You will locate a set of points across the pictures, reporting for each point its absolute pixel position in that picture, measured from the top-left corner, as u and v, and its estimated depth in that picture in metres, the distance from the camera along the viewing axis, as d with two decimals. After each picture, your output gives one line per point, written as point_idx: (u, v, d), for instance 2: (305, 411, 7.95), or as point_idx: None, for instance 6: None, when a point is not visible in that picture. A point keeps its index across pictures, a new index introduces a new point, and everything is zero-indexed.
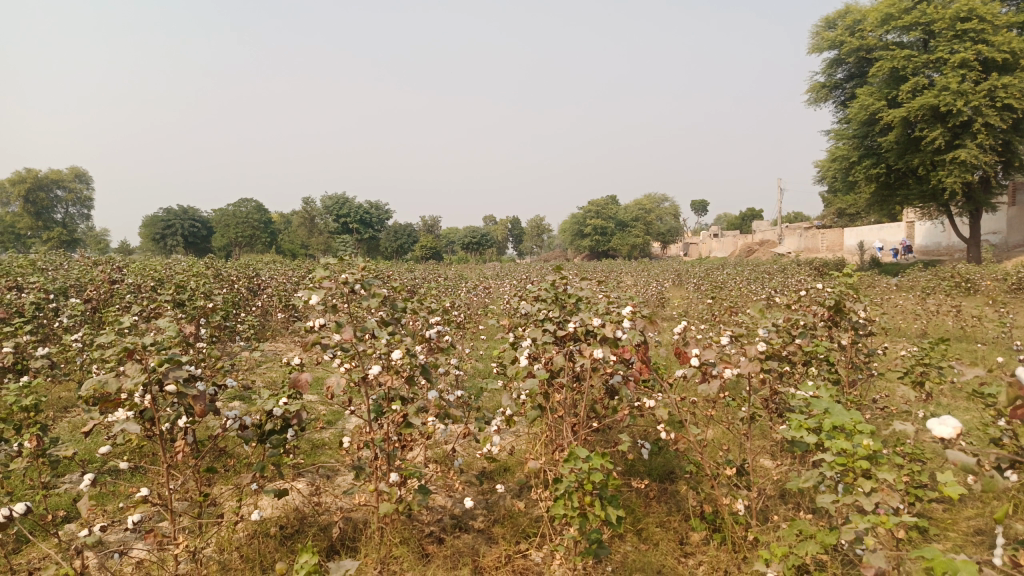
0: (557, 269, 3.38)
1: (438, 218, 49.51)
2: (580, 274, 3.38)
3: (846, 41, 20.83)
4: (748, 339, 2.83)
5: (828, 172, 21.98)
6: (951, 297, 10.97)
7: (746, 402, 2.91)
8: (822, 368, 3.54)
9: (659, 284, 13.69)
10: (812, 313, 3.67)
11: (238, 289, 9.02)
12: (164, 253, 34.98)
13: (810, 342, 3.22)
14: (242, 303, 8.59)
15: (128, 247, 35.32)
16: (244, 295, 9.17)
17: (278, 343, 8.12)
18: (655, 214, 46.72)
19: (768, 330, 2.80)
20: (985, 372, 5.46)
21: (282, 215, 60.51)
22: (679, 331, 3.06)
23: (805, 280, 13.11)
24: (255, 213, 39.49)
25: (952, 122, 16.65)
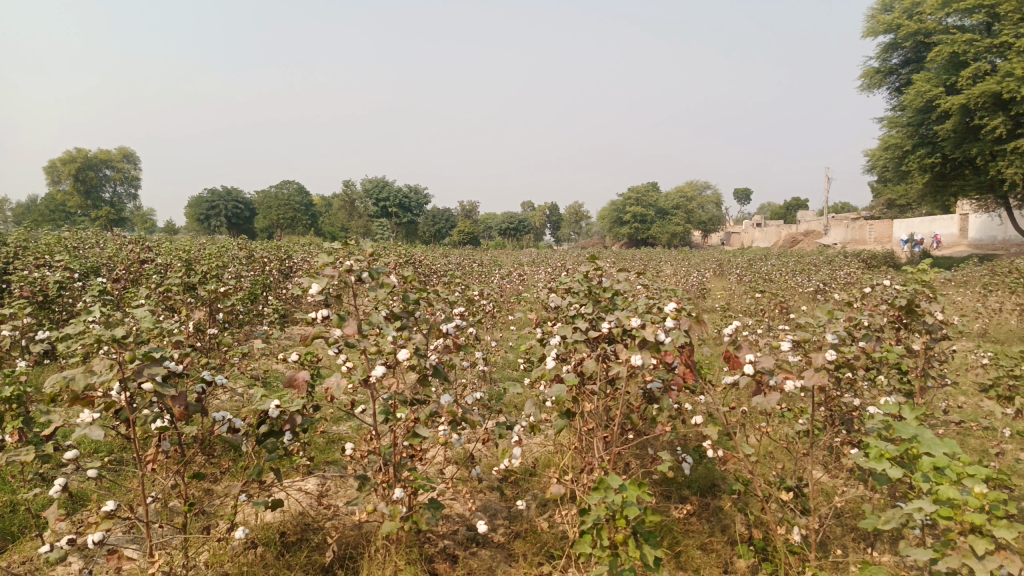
0: (591, 258, 3.03)
1: (477, 203, 49.28)
2: (616, 266, 3.05)
3: (902, 25, 19.86)
4: (813, 345, 2.44)
5: (878, 161, 21.05)
6: (1013, 295, 10.30)
7: (808, 416, 2.53)
8: (891, 378, 3.13)
9: (701, 275, 13.23)
10: (881, 313, 3.26)
11: (268, 271, 8.84)
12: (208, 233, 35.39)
13: (880, 349, 2.83)
14: (271, 285, 8.41)
15: (172, 227, 35.85)
16: (275, 278, 8.99)
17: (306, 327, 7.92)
18: (697, 203, 45.81)
19: (837, 334, 2.41)
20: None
21: (323, 198, 60.91)
22: (730, 332, 2.70)
23: (856, 274, 12.54)
24: (296, 195, 39.69)
25: (1015, 110, 15.73)
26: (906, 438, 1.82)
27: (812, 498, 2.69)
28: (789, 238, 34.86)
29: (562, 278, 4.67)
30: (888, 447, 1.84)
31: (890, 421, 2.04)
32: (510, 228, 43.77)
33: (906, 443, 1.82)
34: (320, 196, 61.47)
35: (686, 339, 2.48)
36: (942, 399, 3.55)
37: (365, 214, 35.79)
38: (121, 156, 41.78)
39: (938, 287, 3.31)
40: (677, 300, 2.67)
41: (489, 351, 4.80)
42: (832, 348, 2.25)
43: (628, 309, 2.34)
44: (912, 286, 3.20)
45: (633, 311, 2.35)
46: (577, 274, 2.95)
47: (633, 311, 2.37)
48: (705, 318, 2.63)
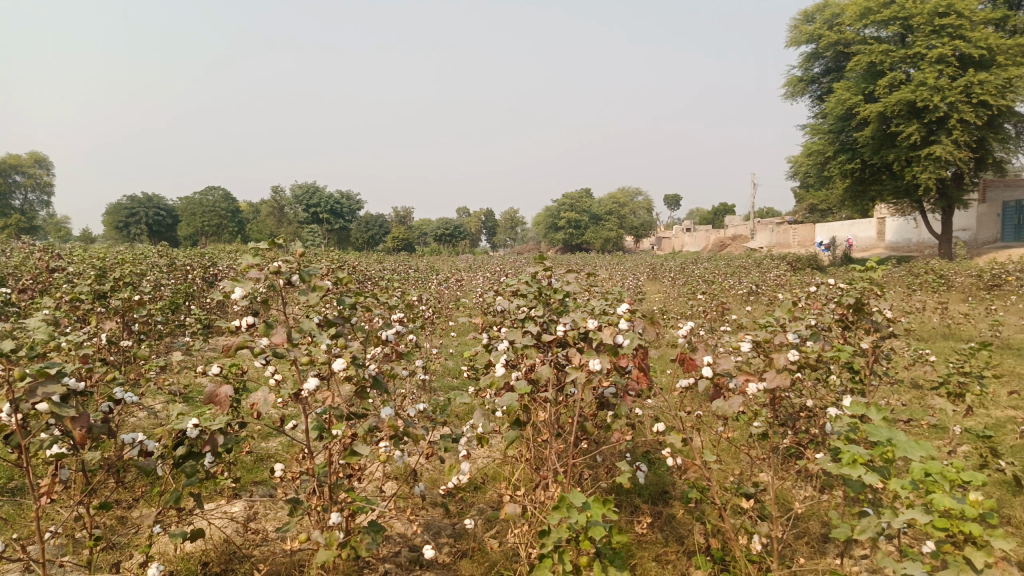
0: (539, 259, 2.88)
1: (411, 209, 48.76)
2: (565, 268, 2.91)
3: (823, 35, 20.54)
4: (772, 346, 2.34)
5: (802, 167, 21.70)
6: (933, 295, 10.66)
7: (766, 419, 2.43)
8: (843, 377, 3.08)
9: (636, 278, 13.31)
10: (830, 312, 3.22)
11: (192, 280, 8.40)
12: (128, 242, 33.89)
13: (836, 349, 2.75)
14: (194, 294, 7.98)
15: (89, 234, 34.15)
16: (199, 286, 8.55)
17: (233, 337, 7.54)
18: (629, 208, 46.49)
19: (798, 334, 2.32)
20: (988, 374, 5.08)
21: (251, 205, 59.25)
22: (685, 333, 2.59)
23: (785, 276, 12.82)
24: (223, 202, 38.43)
25: (928, 117, 16.44)
26: (881, 443, 1.71)
27: (771, 504, 2.60)
28: (717, 241, 35.68)
29: (503, 282, 4.51)
30: (862, 452, 1.73)
31: (859, 425, 1.94)
32: (445, 234, 43.41)
33: (881, 448, 1.72)
34: (249, 203, 59.86)
35: (643, 341, 2.35)
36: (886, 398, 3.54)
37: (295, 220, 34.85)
38: (33, 161, 39.57)
39: (885, 285, 3.30)
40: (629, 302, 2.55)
41: (428, 358, 4.60)
42: (794, 349, 2.15)
43: (583, 311, 2.19)
44: (861, 284, 3.19)
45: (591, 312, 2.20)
46: (523, 276, 2.81)
47: (590, 313, 2.22)
48: (660, 319, 2.51)
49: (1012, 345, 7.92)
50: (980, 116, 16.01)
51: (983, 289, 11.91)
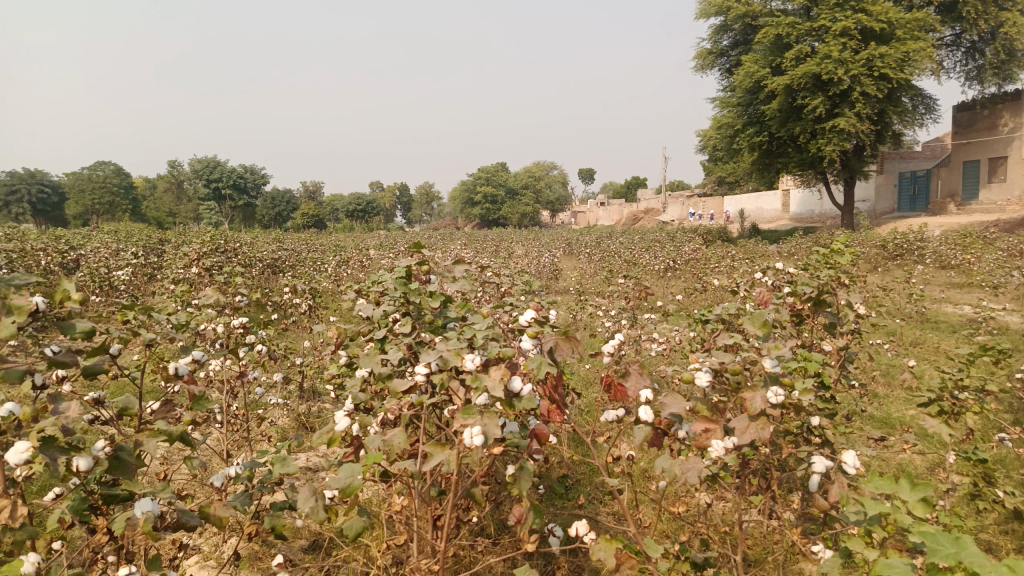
0: (416, 249, 2.09)
1: (321, 184, 46.84)
2: (451, 261, 2.14)
3: (731, 8, 20.12)
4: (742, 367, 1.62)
5: (711, 140, 21.49)
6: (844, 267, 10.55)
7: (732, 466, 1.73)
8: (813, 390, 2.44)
9: (551, 254, 12.74)
10: (790, 304, 2.62)
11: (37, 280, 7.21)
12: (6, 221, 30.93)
13: (809, 356, 2.11)
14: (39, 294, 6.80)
15: None
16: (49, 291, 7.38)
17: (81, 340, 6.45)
18: (546, 182, 46.12)
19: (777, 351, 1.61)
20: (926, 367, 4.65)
21: (147, 182, 55.62)
22: (612, 353, 1.86)
23: (698, 249, 12.51)
24: (113, 178, 35.54)
25: (832, 90, 16.41)
26: (940, 564, 1.06)
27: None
28: (630, 215, 35.69)
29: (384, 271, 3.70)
30: (908, 572, 1.06)
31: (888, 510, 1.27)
32: (356, 210, 41.73)
33: (937, 569, 1.07)
34: (145, 180, 56.39)
35: (550, 373, 1.61)
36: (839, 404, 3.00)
37: (196, 196, 32.52)
38: None
39: (852, 273, 2.72)
40: (536, 311, 1.82)
41: (299, 365, 3.79)
42: (775, 387, 1.45)
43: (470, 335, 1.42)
44: (829, 270, 2.60)
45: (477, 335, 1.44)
46: (391, 272, 2.03)
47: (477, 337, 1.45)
48: (575, 332, 1.78)
49: (929, 319, 7.77)
50: (881, 89, 16.11)
51: (886, 260, 11.94)
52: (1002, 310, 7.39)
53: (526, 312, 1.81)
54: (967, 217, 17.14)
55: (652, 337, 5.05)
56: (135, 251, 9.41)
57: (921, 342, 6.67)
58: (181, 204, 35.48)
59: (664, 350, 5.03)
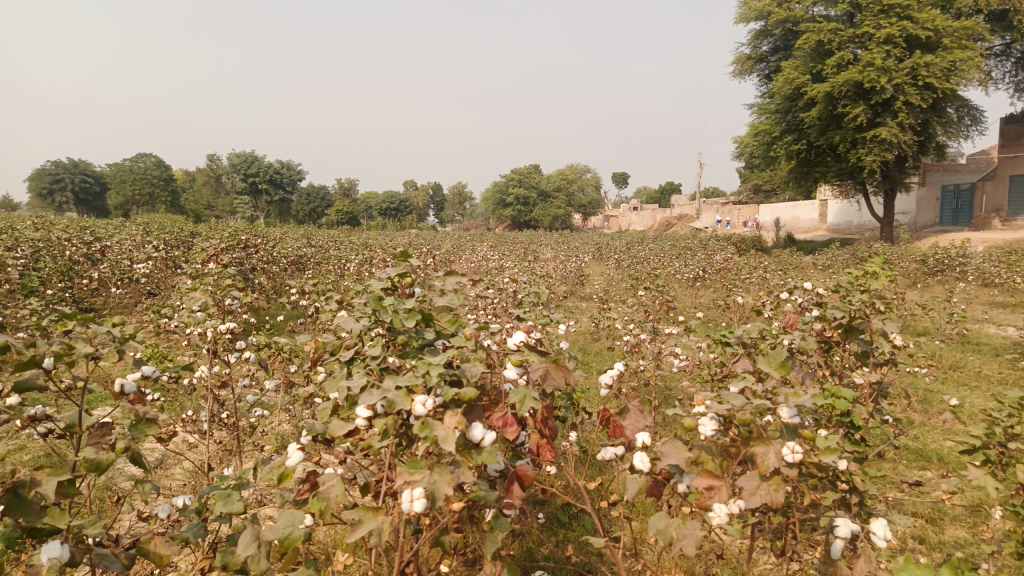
0: (399, 262, 1.90)
1: (356, 181, 47.09)
2: (440, 276, 1.96)
3: (772, 12, 19.64)
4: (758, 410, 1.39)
5: (748, 146, 21.02)
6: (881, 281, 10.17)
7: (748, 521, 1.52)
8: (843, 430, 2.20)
9: (579, 259, 12.50)
10: (819, 329, 2.38)
11: (55, 273, 7.16)
12: (49, 211, 31.51)
13: (837, 394, 1.87)
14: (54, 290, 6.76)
15: (9, 203, 31.65)
16: (68, 284, 7.33)
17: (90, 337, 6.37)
18: (579, 185, 45.77)
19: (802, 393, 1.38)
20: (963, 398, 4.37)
21: (186, 174, 56.47)
22: (608, 387, 1.65)
23: (731, 259, 12.17)
24: (153, 170, 36.01)
25: (874, 99, 15.92)
26: None
27: None
28: (663, 221, 35.24)
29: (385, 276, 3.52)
30: None
31: None
32: (388, 208, 41.80)
33: None
34: (184, 173, 57.23)
35: (529, 409, 1.42)
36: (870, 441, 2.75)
37: (233, 189, 32.79)
38: None
39: (888, 298, 2.47)
40: (525, 336, 1.63)
41: (299, 370, 3.64)
42: (792, 442, 1.23)
43: (431, 370, 1.23)
44: (861, 297, 2.35)
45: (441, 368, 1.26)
46: (374, 284, 1.84)
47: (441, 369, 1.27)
48: (568, 360, 1.59)
49: (971, 341, 7.40)
50: (925, 99, 15.59)
51: (926, 276, 11.50)
52: None
53: (514, 336, 1.63)
54: (1013, 233, 16.51)
55: (673, 352, 4.82)
56: (158, 243, 9.36)
57: (961, 365, 6.33)
58: (217, 197, 35.83)
59: (685, 366, 4.80)
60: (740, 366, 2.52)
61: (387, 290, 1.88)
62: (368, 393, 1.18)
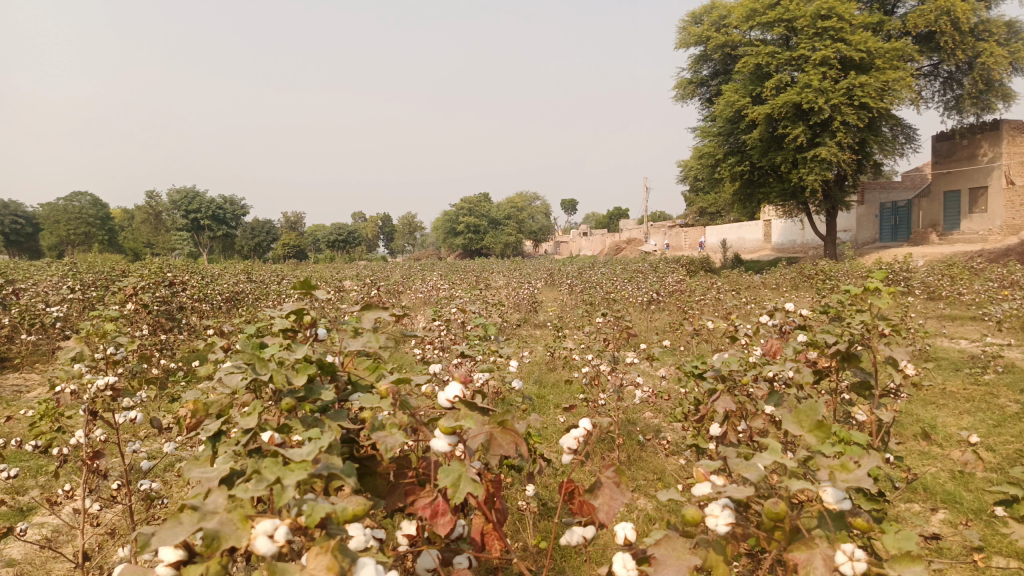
0: (301, 304, 1.46)
1: (303, 214, 46.17)
2: (357, 319, 1.54)
3: (711, 38, 19.81)
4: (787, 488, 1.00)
5: (693, 169, 21.10)
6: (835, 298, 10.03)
7: None
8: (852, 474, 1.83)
9: (532, 286, 12.12)
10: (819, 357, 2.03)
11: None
12: None
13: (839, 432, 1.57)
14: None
15: None
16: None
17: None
18: (529, 212, 45.64)
19: (844, 468, 1.00)
20: (937, 428, 4.10)
21: (125, 212, 54.58)
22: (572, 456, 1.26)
23: (684, 281, 11.95)
24: (90, 208, 34.46)
25: (813, 120, 16.10)
26: None
27: None
28: (613, 245, 35.28)
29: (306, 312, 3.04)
30: None
31: None
32: (336, 240, 40.92)
33: None
34: (123, 212, 55.38)
35: (451, 493, 1.04)
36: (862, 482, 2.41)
37: (174, 225, 31.59)
38: None
39: (893, 320, 2.12)
40: (464, 392, 1.24)
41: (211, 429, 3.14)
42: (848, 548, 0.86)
43: (284, 480, 0.92)
44: (864, 318, 2.00)
45: (306, 473, 0.95)
46: (269, 325, 1.42)
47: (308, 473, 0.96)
48: (517, 421, 1.20)
49: (931, 356, 7.21)
50: (861, 118, 15.82)
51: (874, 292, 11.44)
52: (1008, 348, 6.87)
53: (447, 390, 1.22)
54: (951, 246, 16.83)
55: (635, 382, 4.43)
56: (75, 282, 8.60)
57: (926, 383, 6.10)
58: (157, 234, 34.53)
59: (647, 396, 4.43)
60: (720, 404, 2.15)
61: (287, 332, 1.46)
62: (176, 525, 0.83)
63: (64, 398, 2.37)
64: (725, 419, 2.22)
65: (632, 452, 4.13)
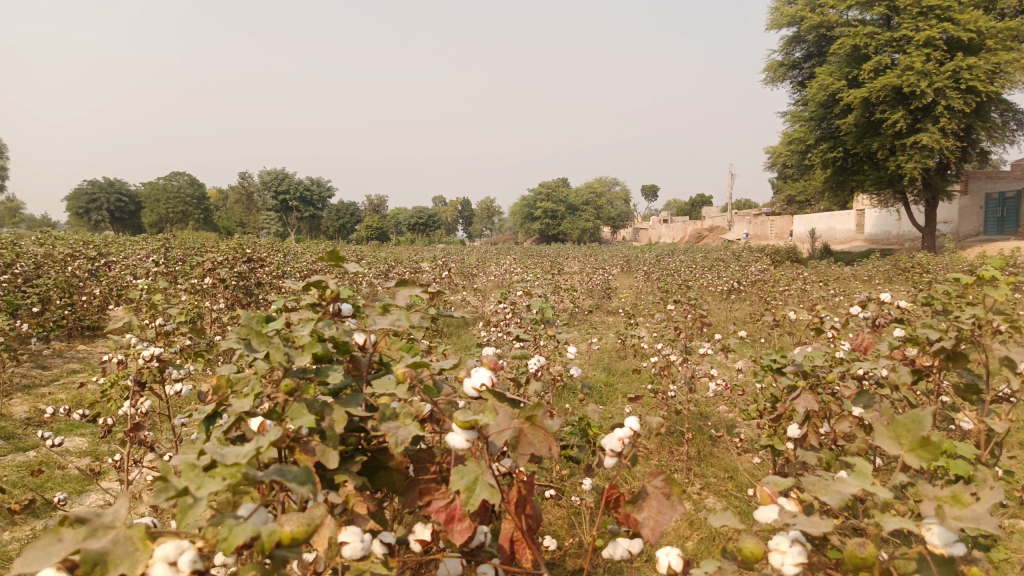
0: (322, 276, 1.34)
1: (385, 196, 47.00)
2: (388, 297, 1.41)
3: (804, 18, 18.82)
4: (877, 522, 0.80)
5: (781, 156, 20.20)
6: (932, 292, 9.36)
7: None
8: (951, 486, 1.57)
9: (606, 272, 11.85)
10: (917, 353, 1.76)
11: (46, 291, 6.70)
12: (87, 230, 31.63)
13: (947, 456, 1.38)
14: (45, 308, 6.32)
15: (47, 222, 31.76)
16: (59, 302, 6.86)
17: (76, 362, 5.88)
18: (608, 198, 45.01)
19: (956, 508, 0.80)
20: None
21: (219, 193, 56.89)
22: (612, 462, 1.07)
23: (767, 271, 11.41)
24: (187, 188, 35.98)
25: (914, 104, 15.08)
26: None
27: None
28: (694, 233, 34.40)
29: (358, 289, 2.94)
30: None
31: None
32: (416, 223, 41.43)
33: None
34: (216, 192, 57.76)
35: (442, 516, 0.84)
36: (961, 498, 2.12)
37: (263, 205, 32.62)
38: None
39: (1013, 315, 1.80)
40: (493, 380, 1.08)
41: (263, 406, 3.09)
42: None
43: (193, 496, 0.72)
44: (974, 312, 1.71)
45: (229, 484, 0.76)
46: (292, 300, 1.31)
47: (238, 482, 0.78)
48: (548, 417, 1.05)
49: None
50: (968, 103, 14.72)
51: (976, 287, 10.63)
52: None
53: (473, 377, 1.07)
54: None
55: (708, 374, 4.16)
56: (161, 256, 8.88)
57: None
58: (248, 214, 35.80)
59: (720, 390, 4.16)
60: (801, 403, 1.94)
61: (313, 309, 1.35)
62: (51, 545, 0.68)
63: (112, 368, 2.36)
64: (805, 420, 1.98)
65: (702, 447, 3.88)
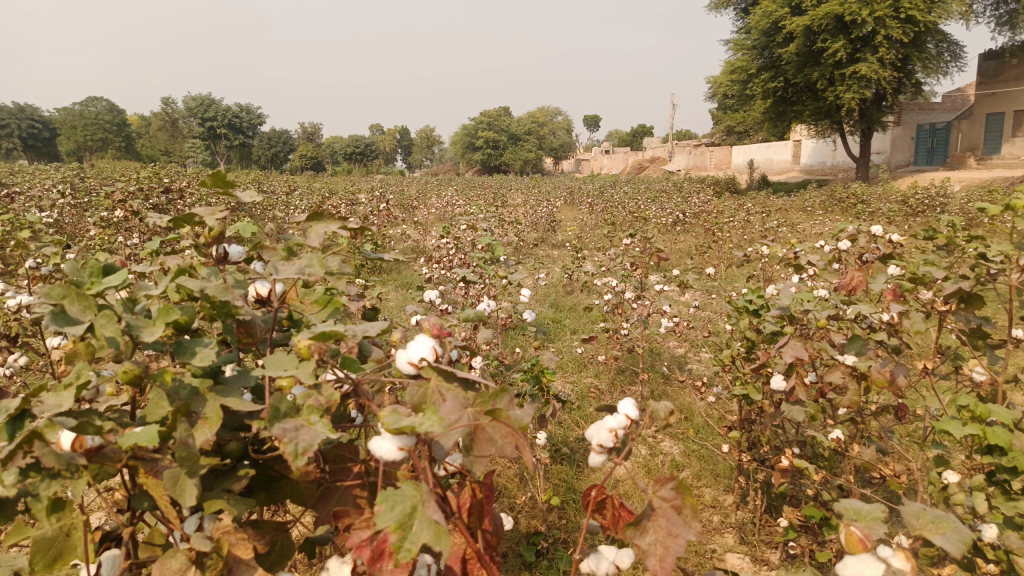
0: (193, 214, 0.99)
1: (320, 124, 45.11)
2: (298, 241, 1.09)
3: None
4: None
5: (722, 85, 19.93)
6: (863, 219, 9.38)
7: None
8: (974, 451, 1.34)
9: (548, 203, 11.51)
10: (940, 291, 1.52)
11: None
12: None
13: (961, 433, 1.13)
14: None
15: None
16: None
17: None
18: (549, 129, 44.33)
19: None
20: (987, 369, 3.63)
21: (142, 119, 53.86)
22: (605, 463, 0.82)
23: (709, 201, 11.26)
24: (106, 114, 33.66)
25: (855, 33, 14.94)
26: None
27: None
28: (635, 163, 34.24)
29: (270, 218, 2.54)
30: None
31: None
32: (353, 152, 39.99)
33: None
34: (139, 117, 54.43)
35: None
36: (947, 447, 1.92)
37: (189, 133, 30.89)
38: None
39: None
40: (438, 352, 0.79)
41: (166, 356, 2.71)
42: None
43: None
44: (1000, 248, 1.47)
45: None
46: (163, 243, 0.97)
47: None
48: (515, 409, 0.76)
49: None
50: (907, 33, 14.68)
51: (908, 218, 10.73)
52: None
53: (415, 351, 0.77)
54: (991, 172, 15.88)
55: (661, 310, 3.96)
56: (68, 186, 8.10)
57: None
58: (174, 141, 33.98)
59: (674, 326, 3.93)
60: (789, 352, 1.69)
61: (197, 258, 1.01)
62: None
63: None
64: (790, 370, 1.75)
65: (655, 387, 3.66)
